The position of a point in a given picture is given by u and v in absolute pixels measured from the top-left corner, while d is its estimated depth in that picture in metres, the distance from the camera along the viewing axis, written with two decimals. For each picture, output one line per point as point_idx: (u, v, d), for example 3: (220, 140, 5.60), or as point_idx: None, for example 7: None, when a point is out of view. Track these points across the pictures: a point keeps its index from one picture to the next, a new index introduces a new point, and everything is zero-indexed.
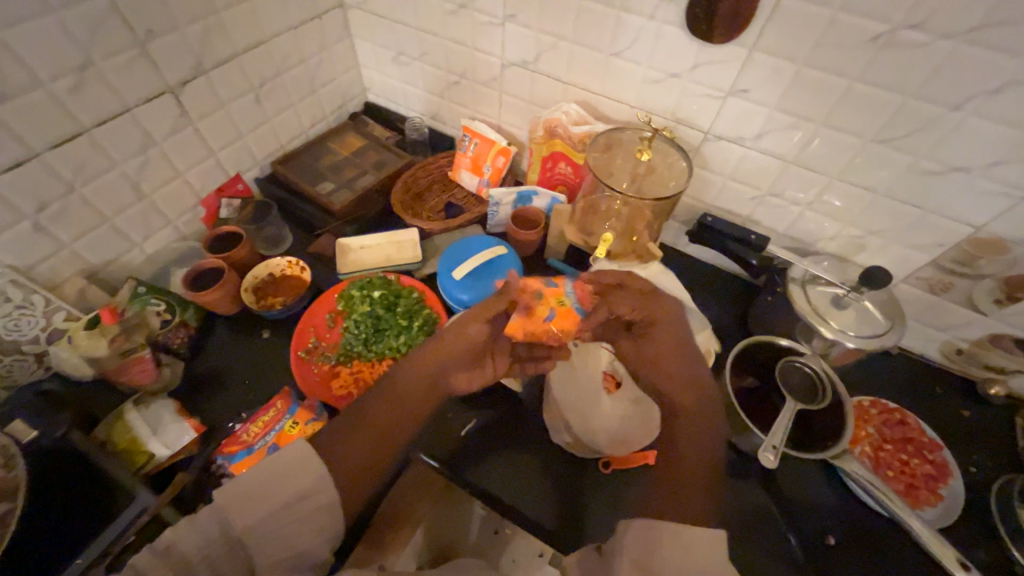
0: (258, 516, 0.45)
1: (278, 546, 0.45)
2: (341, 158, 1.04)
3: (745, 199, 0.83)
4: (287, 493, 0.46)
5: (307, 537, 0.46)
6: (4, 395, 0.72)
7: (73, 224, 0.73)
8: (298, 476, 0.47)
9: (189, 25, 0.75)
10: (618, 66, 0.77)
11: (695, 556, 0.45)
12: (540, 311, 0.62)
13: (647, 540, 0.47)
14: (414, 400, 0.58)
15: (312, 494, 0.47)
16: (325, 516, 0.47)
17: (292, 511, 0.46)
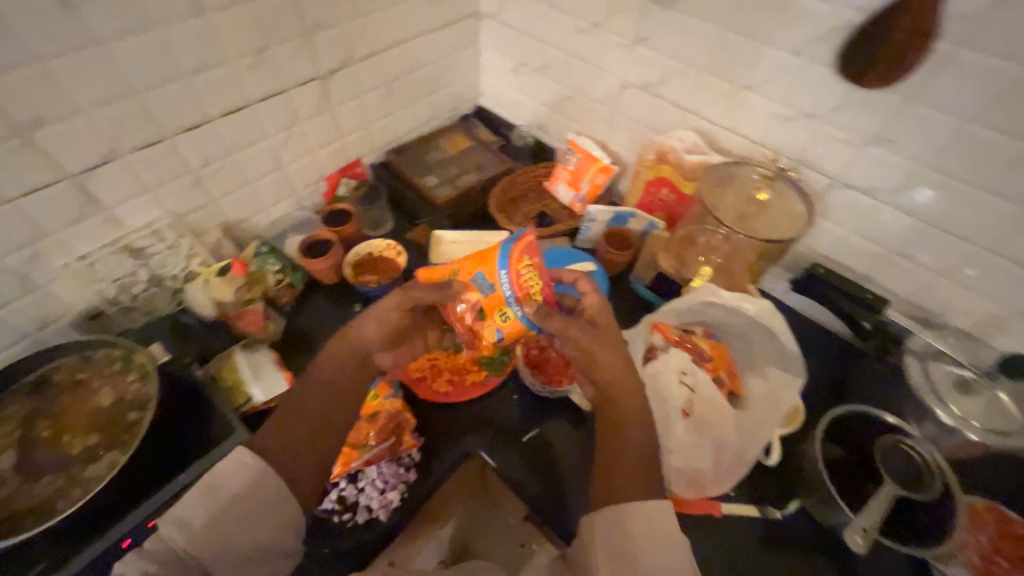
0: (198, 527, 0.49)
1: (233, 543, 0.49)
2: (448, 156, 1.10)
3: (865, 256, 0.76)
4: (222, 499, 0.50)
5: (258, 529, 0.50)
6: (143, 319, 0.83)
7: (225, 182, 0.84)
8: (225, 483, 0.51)
9: (349, 22, 0.84)
10: (747, 99, 0.75)
11: (661, 537, 0.48)
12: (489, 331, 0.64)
13: (612, 525, 0.49)
14: (335, 385, 0.60)
15: (252, 493, 0.51)
16: (271, 505, 0.52)
17: (238, 512, 0.50)
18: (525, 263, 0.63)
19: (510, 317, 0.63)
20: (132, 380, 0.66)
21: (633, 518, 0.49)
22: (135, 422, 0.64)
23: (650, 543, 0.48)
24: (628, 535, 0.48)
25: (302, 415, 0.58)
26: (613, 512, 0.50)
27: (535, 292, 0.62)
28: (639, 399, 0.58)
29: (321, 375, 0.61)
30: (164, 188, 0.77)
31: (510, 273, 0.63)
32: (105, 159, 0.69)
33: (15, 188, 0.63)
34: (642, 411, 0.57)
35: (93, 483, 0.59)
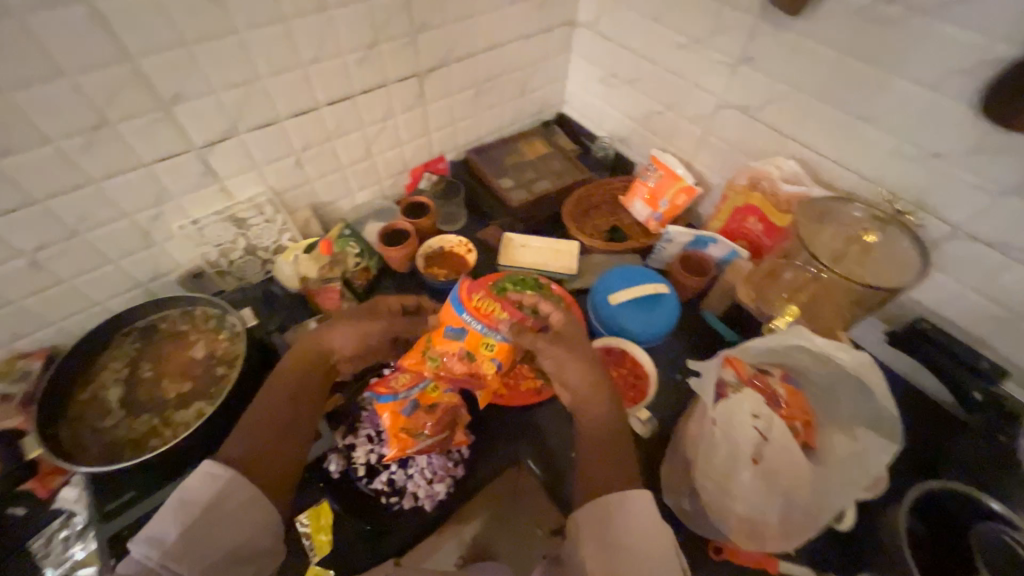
0: (173, 539, 0.49)
1: (211, 547, 0.50)
2: (526, 160, 1.11)
3: (983, 317, 0.68)
4: (195, 509, 0.50)
5: (233, 530, 0.51)
6: (235, 284, 0.90)
7: (320, 166, 0.89)
8: (196, 494, 0.51)
9: (452, 24, 0.87)
10: (862, 132, 0.70)
11: (643, 522, 0.53)
12: (488, 363, 0.65)
13: (597, 521, 0.53)
14: (300, 394, 0.62)
15: (224, 500, 0.52)
16: (243, 509, 0.52)
17: (212, 520, 0.51)
18: (476, 295, 0.64)
19: (493, 346, 0.64)
20: (223, 338, 0.74)
21: (620, 514, 0.53)
22: (222, 376, 0.71)
23: (627, 529, 0.52)
24: (616, 530, 0.52)
25: (275, 420, 0.59)
26: (598, 506, 0.54)
27: (499, 314, 0.64)
28: (598, 395, 0.62)
29: (277, 395, 0.61)
30: (270, 167, 0.83)
31: (470, 312, 0.63)
32: (225, 136, 0.75)
33: (151, 155, 0.71)
34: (603, 410, 0.62)
35: (182, 428, 0.66)
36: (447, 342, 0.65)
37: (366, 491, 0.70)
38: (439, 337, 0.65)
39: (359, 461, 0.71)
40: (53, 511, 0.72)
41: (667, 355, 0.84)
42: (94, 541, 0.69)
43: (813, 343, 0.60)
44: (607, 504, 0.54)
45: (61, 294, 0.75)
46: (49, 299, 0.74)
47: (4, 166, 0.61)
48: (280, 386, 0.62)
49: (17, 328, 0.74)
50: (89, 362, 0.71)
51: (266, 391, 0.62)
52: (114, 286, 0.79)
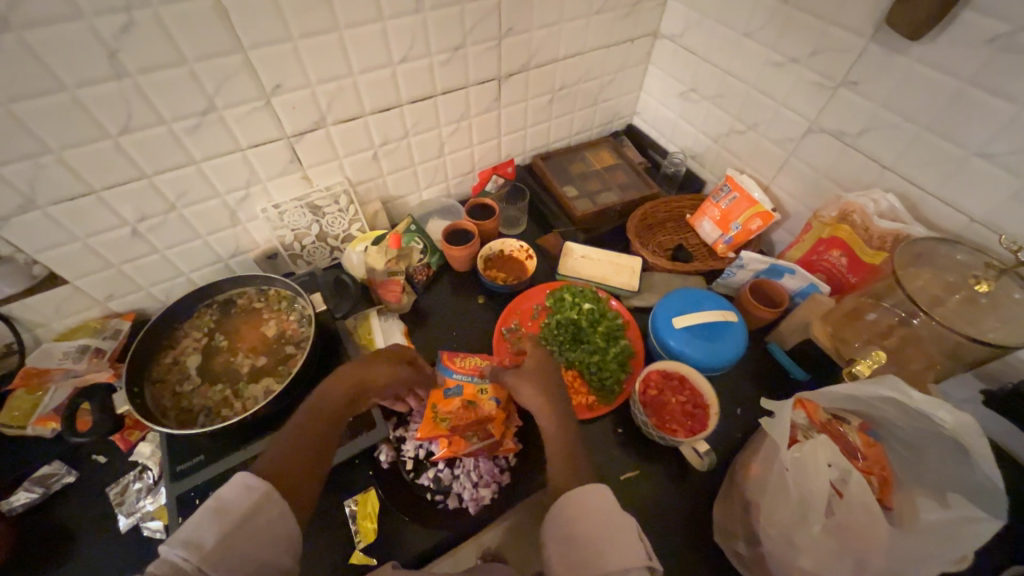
0: (209, 546, 0.46)
1: (241, 559, 0.47)
2: (593, 170, 1.10)
3: None
4: (233, 517, 0.48)
5: (264, 545, 0.49)
6: (305, 267, 0.95)
7: (395, 161, 0.92)
8: (232, 502, 0.49)
9: (538, 30, 0.87)
10: (978, 170, 0.64)
11: (600, 516, 0.50)
12: (488, 403, 0.74)
13: (560, 521, 0.51)
14: (327, 426, 0.59)
15: (259, 511, 0.49)
16: (278, 523, 0.50)
17: (245, 531, 0.48)
18: (457, 357, 0.80)
19: (485, 392, 0.75)
20: (293, 320, 0.77)
21: (575, 509, 0.51)
22: (290, 356, 0.74)
23: (581, 524, 0.50)
24: (573, 530, 0.50)
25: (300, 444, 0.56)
26: (559, 508, 0.52)
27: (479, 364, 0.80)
28: (555, 417, 0.62)
29: (308, 419, 0.59)
30: (349, 159, 0.86)
31: (455, 369, 0.78)
32: (313, 127, 0.79)
33: (247, 141, 0.75)
34: (553, 427, 0.61)
35: (251, 402, 0.70)
36: (447, 400, 0.74)
37: (413, 485, 0.71)
38: (439, 399, 0.74)
39: (408, 454, 0.73)
40: (130, 462, 0.78)
41: (727, 386, 0.80)
42: (162, 495, 0.74)
43: (881, 389, 0.57)
44: (562, 501, 0.52)
45: (154, 263, 0.81)
46: (144, 266, 0.80)
47: (121, 142, 0.66)
48: (303, 414, 0.60)
49: (114, 290, 0.80)
50: (173, 329, 0.76)
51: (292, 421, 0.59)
52: (199, 259, 0.85)
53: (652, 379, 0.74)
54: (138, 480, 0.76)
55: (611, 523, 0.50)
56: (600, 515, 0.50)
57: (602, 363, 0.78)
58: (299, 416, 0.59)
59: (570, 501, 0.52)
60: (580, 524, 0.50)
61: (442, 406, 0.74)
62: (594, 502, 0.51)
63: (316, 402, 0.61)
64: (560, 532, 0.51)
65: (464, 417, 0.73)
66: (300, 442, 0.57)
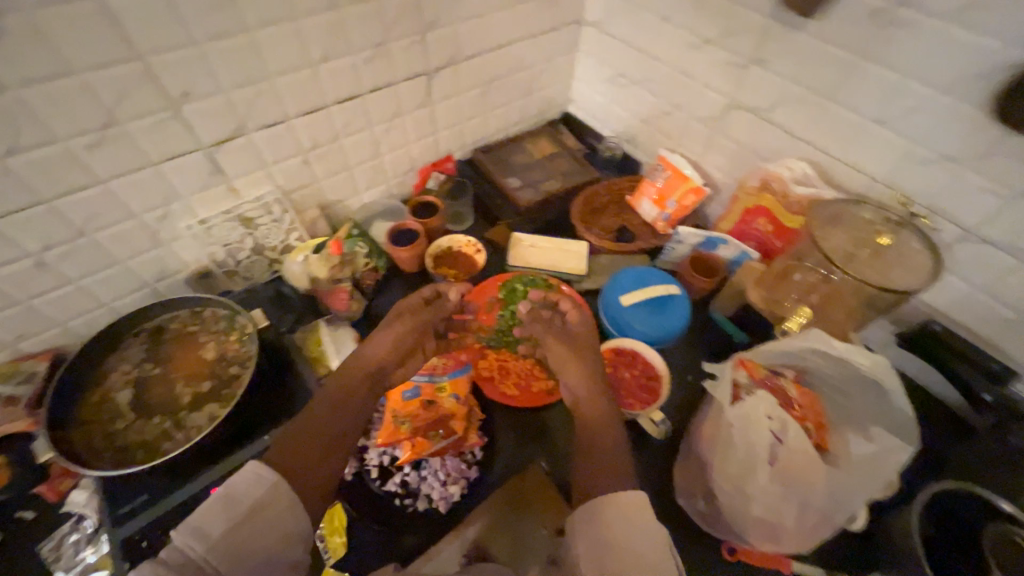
0: (216, 537, 0.46)
1: (249, 555, 0.47)
2: (533, 160, 1.11)
3: (992, 319, 0.69)
4: (240, 510, 0.48)
5: (271, 539, 0.48)
6: (243, 284, 0.90)
7: (329, 165, 0.89)
8: (242, 492, 0.49)
9: (462, 22, 0.86)
10: (873, 134, 0.70)
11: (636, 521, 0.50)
12: (447, 400, 0.74)
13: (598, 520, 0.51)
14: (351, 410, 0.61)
15: (272, 500, 0.50)
16: (286, 516, 0.50)
17: (254, 523, 0.48)
18: None
19: (444, 390, 0.75)
20: (235, 340, 0.73)
21: (617, 512, 0.51)
22: (235, 377, 0.70)
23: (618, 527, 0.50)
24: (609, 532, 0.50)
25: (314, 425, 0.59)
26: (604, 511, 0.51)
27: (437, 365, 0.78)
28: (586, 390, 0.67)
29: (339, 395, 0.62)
30: (277, 166, 0.82)
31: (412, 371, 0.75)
32: (234, 135, 0.74)
33: (160, 154, 0.69)
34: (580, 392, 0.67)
35: (195, 431, 0.66)
36: (405, 403, 0.74)
37: (380, 493, 0.70)
38: (398, 402, 0.74)
39: (372, 463, 0.72)
40: (63, 514, 0.71)
41: (678, 356, 0.84)
42: (103, 545, 0.68)
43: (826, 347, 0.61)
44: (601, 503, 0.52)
45: (67, 295, 0.74)
46: (56, 299, 0.73)
47: (10, 165, 0.60)
48: (341, 383, 0.63)
49: (23, 329, 0.73)
50: (98, 363, 0.70)
51: (325, 396, 0.62)
52: (120, 286, 0.78)
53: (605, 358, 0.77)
54: (75, 532, 0.70)
55: (648, 533, 0.50)
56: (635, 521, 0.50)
57: None
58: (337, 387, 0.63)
59: (611, 506, 0.51)
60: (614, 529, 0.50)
61: (402, 410, 0.74)
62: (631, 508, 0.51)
63: (352, 377, 0.64)
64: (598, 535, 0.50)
65: (422, 415, 0.73)
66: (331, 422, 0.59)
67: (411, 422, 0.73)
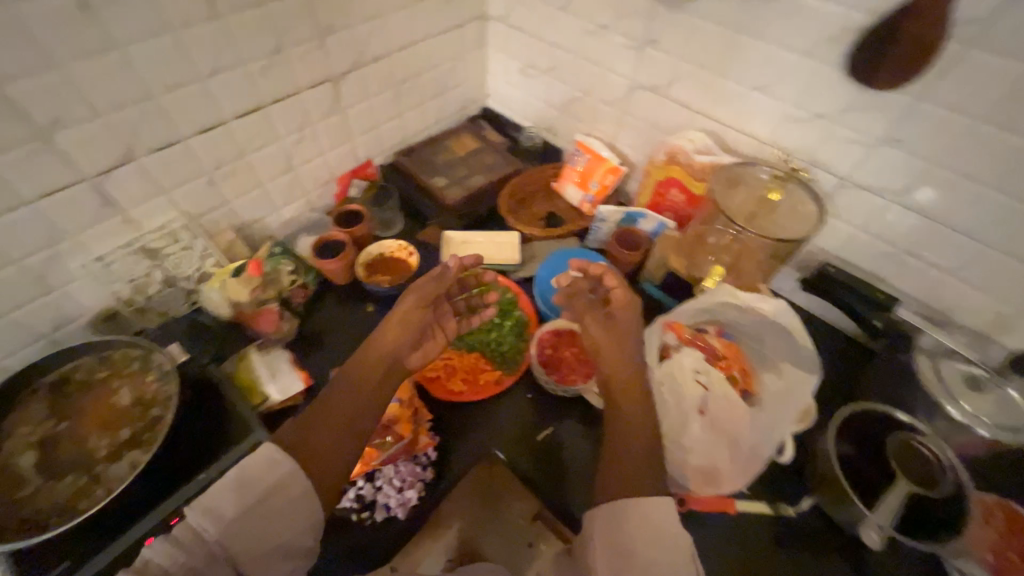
0: (230, 517, 0.47)
1: (261, 540, 0.47)
2: (457, 157, 1.11)
3: (874, 255, 0.77)
4: (254, 493, 0.48)
5: (283, 527, 0.48)
6: (159, 321, 0.84)
7: (238, 184, 0.84)
8: (257, 475, 0.49)
9: (360, 24, 0.85)
10: (757, 100, 0.76)
11: (657, 526, 0.50)
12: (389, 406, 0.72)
13: (612, 521, 0.51)
14: (361, 401, 0.59)
15: (283, 487, 0.49)
16: (301, 505, 0.49)
17: (263, 510, 0.48)
18: None
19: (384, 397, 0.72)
20: (152, 379, 0.67)
21: (637, 516, 0.50)
22: (157, 419, 0.65)
23: (637, 530, 0.50)
24: (627, 533, 0.50)
25: (332, 414, 0.57)
26: (617, 509, 0.51)
27: None
28: (620, 368, 0.64)
29: (348, 384, 0.60)
30: (179, 191, 0.77)
31: None
32: (121, 162, 0.69)
33: (35, 190, 0.63)
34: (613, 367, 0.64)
35: (116, 483, 0.61)
36: None
37: (335, 513, 0.69)
38: None
39: None
40: None
41: None
42: None
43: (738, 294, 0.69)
44: (620, 503, 0.52)
45: None
46: None
47: None
48: (356, 366, 0.62)
49: None
50: None
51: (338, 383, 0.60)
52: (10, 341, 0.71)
53: (545, 339, 0.81)
54: None
55: (670, 541, 0.49)
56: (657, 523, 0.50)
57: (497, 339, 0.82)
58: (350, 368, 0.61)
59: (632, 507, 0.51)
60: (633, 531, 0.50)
61: None
62: (656, 514, 0.50)
63: (364, 362, 0.62)
64: (613, 534, 0.51)
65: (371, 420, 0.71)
66: (344, 408, 0.58)
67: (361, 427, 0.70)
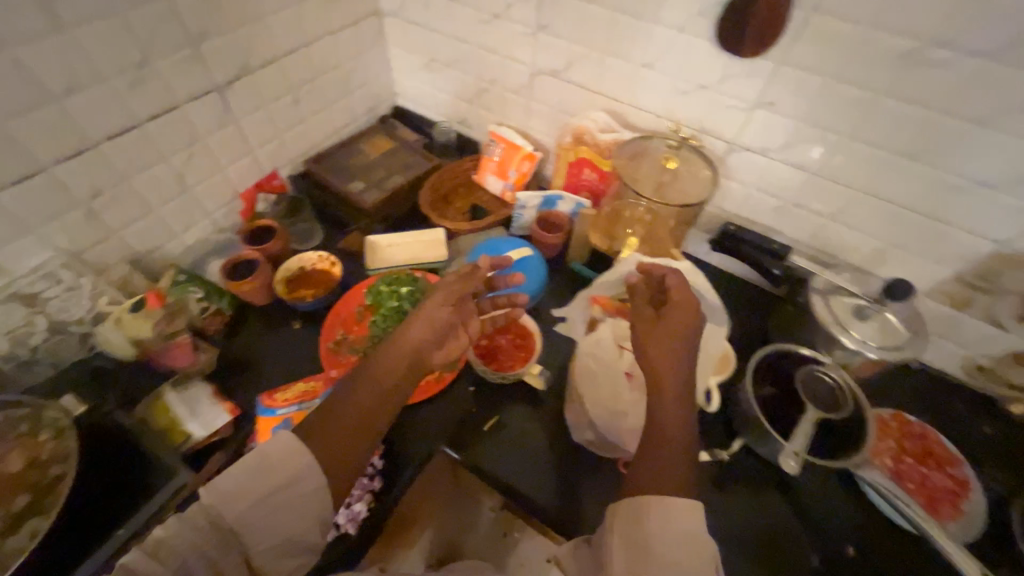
0: (245, 508, 0.49)
1: (272, 530, 0.50)
2: (372, 159, 1.08)
3: (767, 209, 0.84)
4: (267, 487, 0.50)
5: (292, 523, 0.50)
6: (51, 372, 0.76)
7: (123, 212, 0.77)
8: (274, 470, 0.50)
9: (240, 28, 0.80)
10: (647, 76, 0.80)
11: (677, 528, 0.47)
12: None
13: (631, 517, 0.49)
14: (380, 402, 0.58)
15: (294, 484, 0.51)
16: (309, 502, 0.51)
17: (274, 504, 0.50)
18: (277, 392, 0.72)
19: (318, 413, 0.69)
20: (43, 439, 0.60)
21: (657, 515, 0.48)
22: (55, 482, 0.57)
23: (658, 529, 0.47)
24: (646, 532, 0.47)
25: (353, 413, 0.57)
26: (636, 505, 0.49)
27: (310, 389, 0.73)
28: (667, 372, 0.57)
29: (367, 383, 0.59)
30: (50, 227, 0.70)
31: (277, 406, 0.69)
32: None
33: None
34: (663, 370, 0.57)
35: (11, 559, 0.53)
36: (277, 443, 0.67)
37: None
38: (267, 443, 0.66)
39: None
40: None
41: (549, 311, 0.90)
42: None
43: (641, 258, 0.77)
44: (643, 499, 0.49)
45: None
46: None
47: None
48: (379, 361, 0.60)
49: None
50: None
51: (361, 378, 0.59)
52: None
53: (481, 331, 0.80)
54: None
55: (695, 550, 0.46)
56: (684, 529, 0.47)
57: None
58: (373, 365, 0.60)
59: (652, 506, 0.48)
60: (657, 533, 0.47)
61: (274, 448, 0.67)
62: (678, 516, 0.47)
63: (385, 359, 0.61)
64: (630, 532, 0.48)
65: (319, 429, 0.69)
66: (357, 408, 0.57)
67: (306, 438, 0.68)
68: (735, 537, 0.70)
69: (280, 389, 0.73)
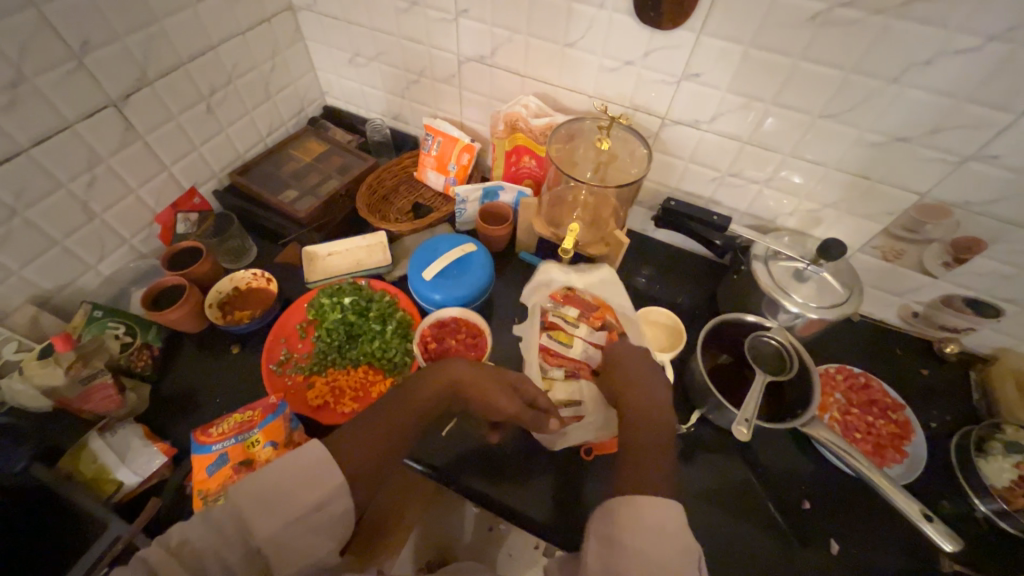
0: (270, 532, 0.44)
1: (296, 554, 0.45)
2: (304, 164, 1.02)
3: (706, 181, 0.85)
4: (298, 509, 0.45)
5: (314, 549, 0.45)
6: None
7: (20, 249, 0.70)
8: (311, 488, 0.46)
9: (129, 35, 0.73)
10: (574, 56, 0.78)
11: (648, 526, 0.47)
12: (264, 452, 0.64)
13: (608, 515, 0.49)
14: (399, 442, 0.53)
15: (329, 503, 0.46)
16: (341, 519, 0.47)
17: (306, 524, 0.45)
18: (212, 426, 0.68)
19: (260, 446, 0.65)
20: None
21: (629, 516, 0.47)
22: None
23: (632, 528, 0.47)
24: (619, 533, 0.47)
25: (382, 428, 0.53)
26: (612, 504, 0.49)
27: (245, 417, 0.68)
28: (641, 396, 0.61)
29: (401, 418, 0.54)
30: None
31: (212, 440, 0.65)
32: None
33: None
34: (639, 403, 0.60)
35: None
36: (213, 480, 0.63)
37: None
38: (201, 479, 0.63)
39: None
40: None
41: (501, 306, 0.89)
42: None
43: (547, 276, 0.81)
44: (618, 500, 0.49)
45: None
46: None
47: None
48: (424, 390, 0.57)
49: None
50: None
51: (383, 415, 0.54)
52: None
53: (429, 334, 0.77)
54: None
55: (667, 546, 0.46)
56: (652, 524, 0.47)
57: (384, 346, 0.79)
58: (414, 391, 0.57)
59: (623, 504, 0.49)
60: (625, 531, 0.47)
61: (206, 485, 0.63)
62: (652, 514, 0.47)
63: (412, 406, 0.56)
64: (608, 532, 0.48)
65: (262, 454, 0.64)
66: (390, 433, 0.53)
67: (247, 465, 0.64)
68: (705, 506, 0.71)
69: (215, 423, 0.68)
